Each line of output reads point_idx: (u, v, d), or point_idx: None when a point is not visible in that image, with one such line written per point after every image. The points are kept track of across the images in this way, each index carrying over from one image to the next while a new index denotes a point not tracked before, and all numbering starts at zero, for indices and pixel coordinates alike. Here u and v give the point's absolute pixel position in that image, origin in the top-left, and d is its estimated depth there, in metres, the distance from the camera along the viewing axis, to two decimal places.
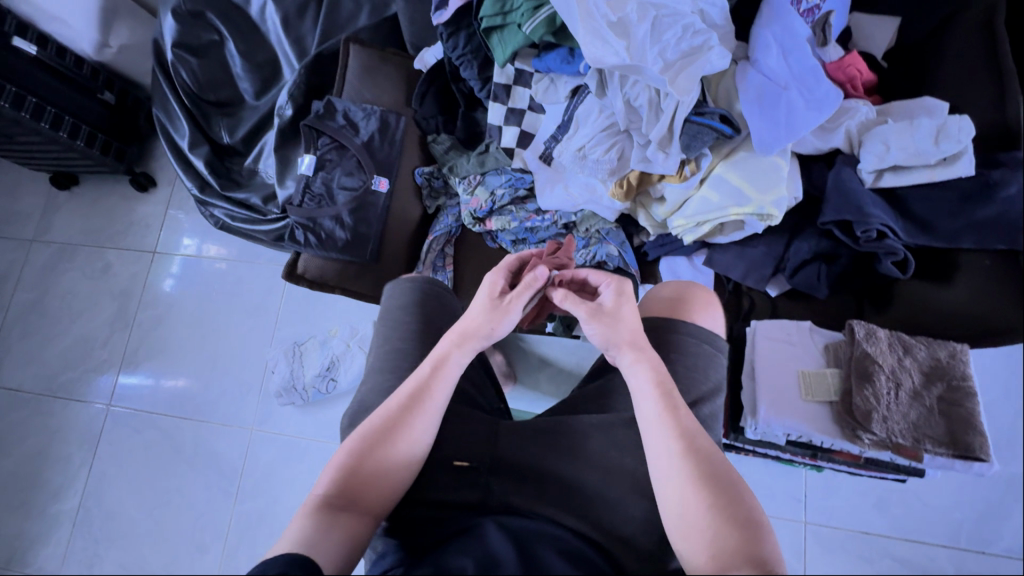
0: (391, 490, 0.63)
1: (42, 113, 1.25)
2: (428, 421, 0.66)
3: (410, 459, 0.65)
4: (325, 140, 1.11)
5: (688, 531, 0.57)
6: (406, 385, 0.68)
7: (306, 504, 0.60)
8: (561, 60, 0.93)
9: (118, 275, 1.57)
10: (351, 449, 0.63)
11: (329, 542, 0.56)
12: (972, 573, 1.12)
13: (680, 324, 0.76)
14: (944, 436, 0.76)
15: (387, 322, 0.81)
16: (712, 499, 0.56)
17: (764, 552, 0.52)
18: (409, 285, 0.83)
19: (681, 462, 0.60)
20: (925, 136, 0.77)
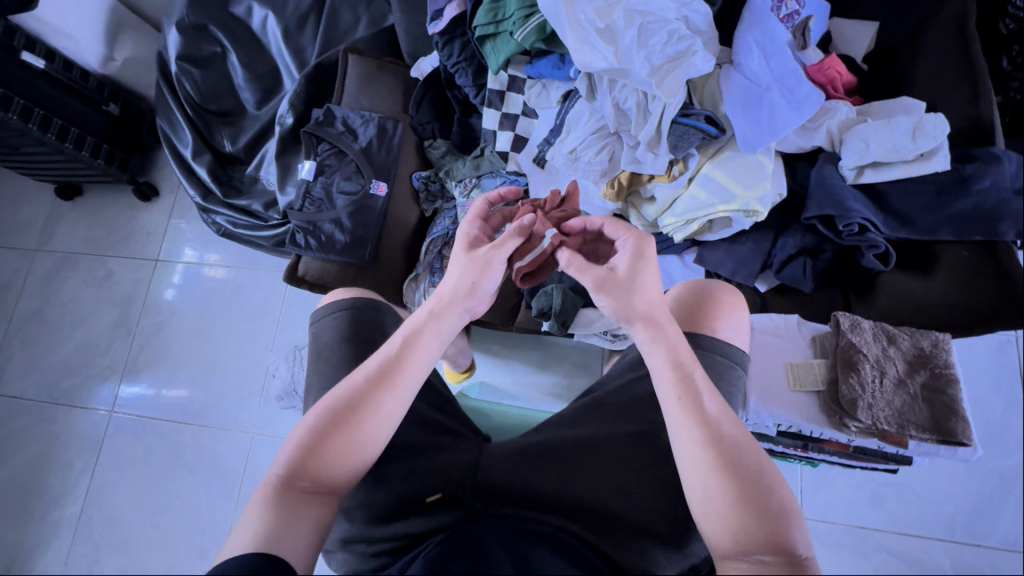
0: (354, 468, 0.64)
1: (51, 126, 1.28)
2: (396, 397, 0.66)
3: (375, 437, 0.65)
4: (325, 147, 1.15)
5: (711, 516, 0.56)
6: (373, 360, 0.68)
7: (265, 485, 0.61)
8: (552, 66, 0.97)
9: (120, 283, 1.59)
10: (312, 428, 0.64)
11: (290, 533, 0.58)
12: (967, 565, 1.13)
13: (703, 337, 0.71)
14: (927, 422, 0.78)
15: (320, 359, 0.80)
16: (737, 486, 0.55)
17: (791, 541, 0.52)
18: (334, 314, 0.83)
19: (706, 448, 0.58)
20: (903, 134, 0.79)
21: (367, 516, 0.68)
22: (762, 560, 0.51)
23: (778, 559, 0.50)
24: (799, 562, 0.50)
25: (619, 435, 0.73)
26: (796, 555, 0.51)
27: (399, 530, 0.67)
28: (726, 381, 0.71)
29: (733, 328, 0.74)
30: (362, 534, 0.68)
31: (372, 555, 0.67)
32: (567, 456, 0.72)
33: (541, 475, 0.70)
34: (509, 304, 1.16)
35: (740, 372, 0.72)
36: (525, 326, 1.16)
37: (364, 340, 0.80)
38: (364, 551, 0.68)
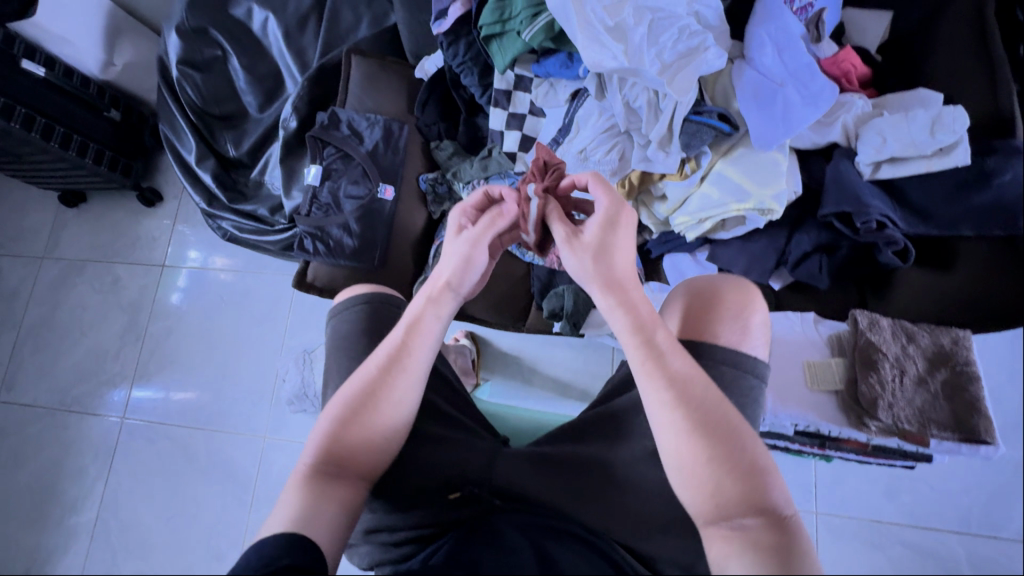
0: (377, 454, 0.66)
1: (53, 134, 1.28)
2: (408, 384, 0.67)
3: (393, 423, 0.66)
4: (330, 151, 1.13)
5: (687, 480, 0.58)
6: (383, 348, 0.68)
7: (295, 474, 0.64)
8: (561, 64, 0.96)
9: (127, 288, 1.59)
10: (333, 418, 0.66)
11: (320, 515, 0.60)
12: (983, 556, 1.13)
13: (705, 347, 0.67)
14: (948, 419, 0.79)
15: (336, 355, 0.79)
16: (715, 451, 0.57)
17: (769, 499, 0.54)
18: (353, 310, 0.81)
19: (676, 414, 0.59)
20: (921, 128, 0.78)
21: (388, 506, 0.71)
22: (745, 524, 0.54)
23: (760, 521, 0.54)
24: (779, 518, 0.54)
25: (635, 440, 0.71)
26: (778, 513, 0.54)
27: (417, 521, 0.70)
28: (738, 393, 0.66)
29: (739, 321, 0.69)
30: (386, 523, 0.71)
31: (395, 545, 0.71)
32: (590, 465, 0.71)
33: (561, 484, 0.70)
34: (519, 305, 1.16)
35: (756, 382, 0.67)
36: (536, 327, 1.15)
37: (377, 337, 0.79)
38: (386, 541, 0.71)
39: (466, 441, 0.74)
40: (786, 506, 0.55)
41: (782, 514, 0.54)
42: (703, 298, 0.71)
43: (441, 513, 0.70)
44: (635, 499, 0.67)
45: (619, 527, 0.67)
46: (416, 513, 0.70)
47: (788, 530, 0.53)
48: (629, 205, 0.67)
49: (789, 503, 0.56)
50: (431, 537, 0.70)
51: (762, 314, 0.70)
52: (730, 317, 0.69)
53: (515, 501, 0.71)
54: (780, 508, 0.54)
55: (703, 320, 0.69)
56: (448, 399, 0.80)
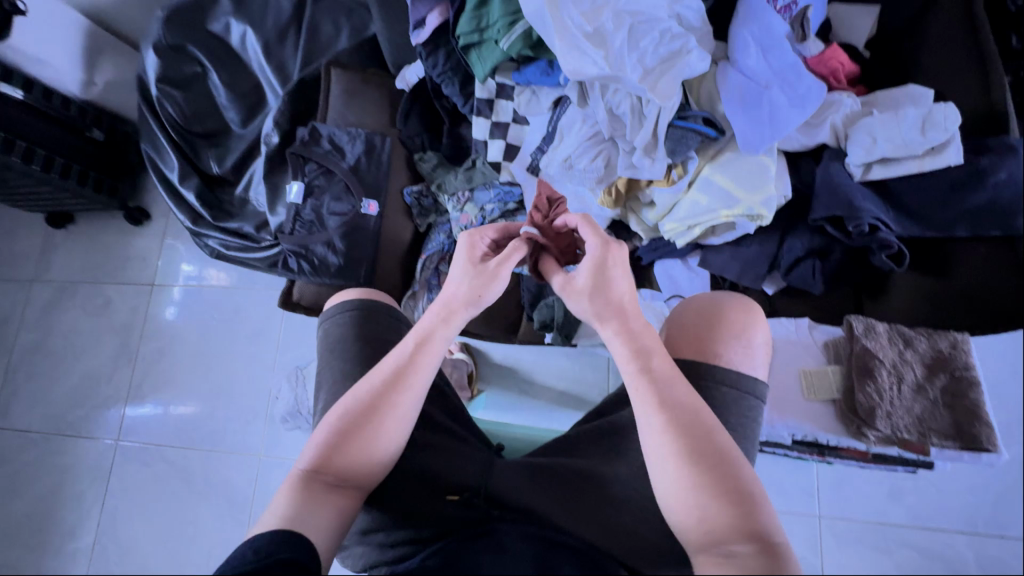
0: (377, 467, 0.64)
1: (34, 156, 1.25)
2: (412, 399, 0.65)
3: (396, 437, 0.64)
4: (312, 167, 1.11)
5: (676, 508, 0.56)
6: (389, 360, 0.66)
7: (290, 476, 0.62)
8: (541, 72, 0.94)
9: (117, 309, 1.56)
10: (334, 425, 0.63)
11: (313, 520, 0.58)
12: (991, 556, 1.11)
13: (704, 368, 0.66)
14: (949, 428, 0.77)
15: (331, 358, 0.78)
16: (702, 476, 0.55)
17: (760, 524, 0.52)
18: (345, 315, 0.79)
19: (665, 439, 0.58)
20: (911, 127, 0.76)
21: (384, 512, 0.68)
22: (735, 552, 0.51)
23: (752, 548, 0.51)
24: (770, 544, 0.51)
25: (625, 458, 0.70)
26: (769, 539, 0.52)
27: (411, 527, 0.68)
28: (736, 414, 0.65)
29: (744, 341, 0.69)
30: (380, 524, 0.68)
31: (390, 547, 0.68)
32: (576, 488, 0.68)
33: (554, 498, 0.68)
34: (510, 317, 1.14)
35: (754, 401, 0.67)
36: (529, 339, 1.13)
37: (374, 344, 0.77)
38: (381, 543, 0.68)
39: (460, 449, 0.73)
40: (777, 533, 0.53)
41: (773, 540, 0.52)
42: (705, 313, 0.71)
43: (440, 516, 0.68)
44: (625, 520, 0.66)
45: (612, 547, 0.65)
46: (411, 522, 0.68)
47: (780, 558, 0.50)
48: (617, 245, 0.67)
49: (780, 530, 0.53)
50: (427, 541, 0.67)
51: (763, 335, 0.70)
52: (731, 336, 0.69)
53: (511, 508, 0.68)
54: (771, 534, 0.52)
55: (703, 341, 0.69)
56: (452, 416, 0.77)
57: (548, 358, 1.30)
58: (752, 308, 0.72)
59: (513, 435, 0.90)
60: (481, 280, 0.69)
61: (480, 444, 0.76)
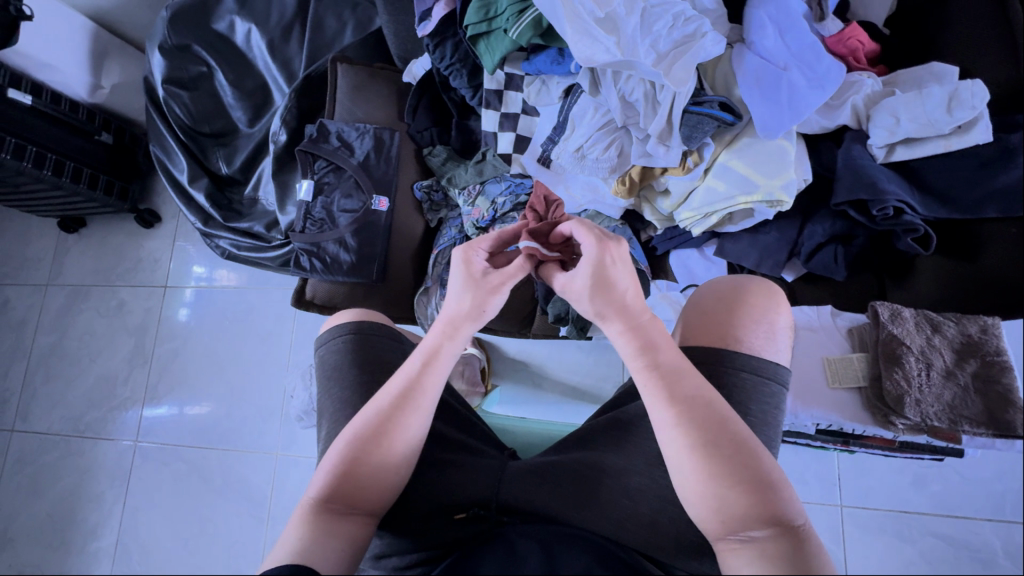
0: (387, 489, 0.63)
1: (45, 162, 1.24)
2: (420, 418, 0.65)
3: (405, 458, 0.64)
4: (322, 164, 1.11)
5: (693, 498, 0.56)
6: (394, 383, 0.66)
7: (300, 507, 0.60)
8: (551, 61, 0.91)
9: (132, 312, 1.57)
10: (342, 451, 0.63)
11: (327, 549, 0.57)
12: (1020, 544, 1.08)
13: (725, 353, 0.65)
14: (981, 415, 0.75)
15: (329, 387, 0.77)
16: (716, 468, 0.54)
17: (780, 509, 0.52)
18: (341, 339, 0.79)
19: (678, 433, 0.57)
20: (937, 105, 0.73)
21: (395, 530, 0.67)
22: (754, 537, 0.51)
23: (771, 531, 0.51)
24: (791, 527, 0.51)
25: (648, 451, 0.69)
26: (790, 523, 0.51)
27: (424, 542, 0.66)
28: (757, 400, 0.64)
29: (767, 326, 0.67)
30: (394, 547, 0.67)
31: (405, 569, 0.66)
32: (589, 481, 0.68)
33: (570, 490, 0.68)
34: (524, 311, 1.13)
35: (775, 387, 0.65)
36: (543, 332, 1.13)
37: (372, 368, 0.76)
38: (397, 565, 0.67)
39: (472, 463, 0.72)
40: (797, 515, 0.53)
41: (793, 523, 0.52)
42: (725, 301, 0.69)
43: (446, 533, 0.67)
44: (649, 512, 0.65)
45: (637, 536, 0.64)
46: (425, 533, 0.67)
47: (801, 539, 0.51)
48: (614, 242, 0.63)
49: (800, 512, 0.53)
50: (439, 558, 0.66)
51: (786, 319, 0.69)
52: (754, 322, 0.67)
53: (525, 513, 0.68)
54: (791, 517, 0.52)
55: (723, 328, 0.67)
56: (454, 424, 0.77)
57: (561, 352, 1.29)
58: (772, 290, 0.70)
59: (531, 429, 0.90)
60: (482, 294, 0.68)
61: (492, 450, 0.76)
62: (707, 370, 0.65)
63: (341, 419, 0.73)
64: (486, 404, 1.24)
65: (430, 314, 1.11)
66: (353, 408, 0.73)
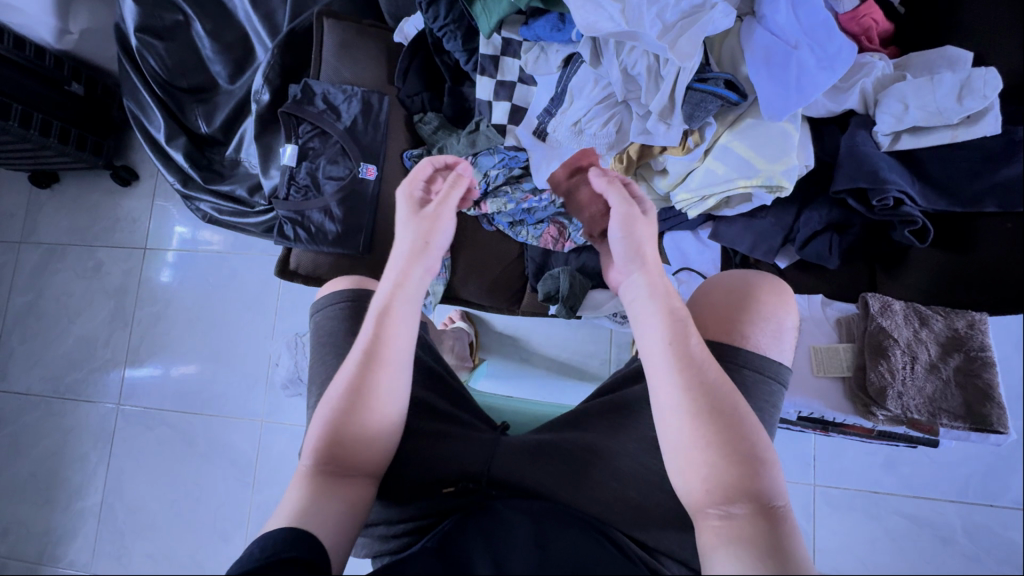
0: (377, 452, 0.63)
1: (11, 113, 1.16)
2: (392, 376, 0.62)
3: (385, 415, 0.62)
4: (306, 128, 1.05)
5: (683, 469, 0.56)
6: (358, 343, 0.63)
7: (300, 471, 0.61)
8: (551, 27, 0.87)
9: (111, 273, 1.52)
10: (326, 419, 0.61)
11: (325, 514, 0.57)
12: (979, 524, 1.14)
13: (728, 349, 0.65)
14: (959, 409, 0.77)
15: (322, 353, 0.75)
16: (715, 437, 0.54)
17: (764, 488, 0.52)
18: (338, 306, 0.77)
19: (684, 400, 0.56)
20: (948, 92, 0.71)
21: (386, 499, 0.68)
22: (733, 512, 0.52)
23: (749, 508, 0.51)
24: (770, 506, 0.52)
25: (632, 436, 0.69)
26: (769, 502, 0.52)
27: (415, 510, 0.68)
28: (756, 397, 0.64)
29: (774, 324, 0.67)
30: (383, 517, 0.69)
31: (393, 538, 0.69)
32: (582, 464, 0.68)
33: (559, 470, 0.68)
34: (514, 288, 1.10)
35: (775, 386, 0.65)
36: (533, 310, 1.11)
37: None
38: (383, 534, 0.69)
39: (467, 435, 0.72)
40: (779, 496, 0.53)
41: (773, 503, 0.52)
42: (738, 294, 0.68)
43: (434, 505, 0.68)
44: (633, 489, 0.66)
45: (620, 517, 0.66)
46: (415, 502, 0.68)
47: (778, 519, 0.51)
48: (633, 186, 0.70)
49: (783, 493, 0.54)
50: (426, 529, 0.68)
51: (793, 319, 0.68)
52: (761, 320, 0.67)
53: (513, 488, 0.68)
54: (772, 496, 0.52)
55: (732, 322, 0.67)
56: (447, 395, 0.77)
57: (545, 331, 1.28)
58: (783, 289, 0.70)
59: (515, 407, 0.90)
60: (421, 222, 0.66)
61: (484, 424, 0.76)
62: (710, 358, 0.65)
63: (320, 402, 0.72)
64: (474, 378, 1.22)
65: None
66: None
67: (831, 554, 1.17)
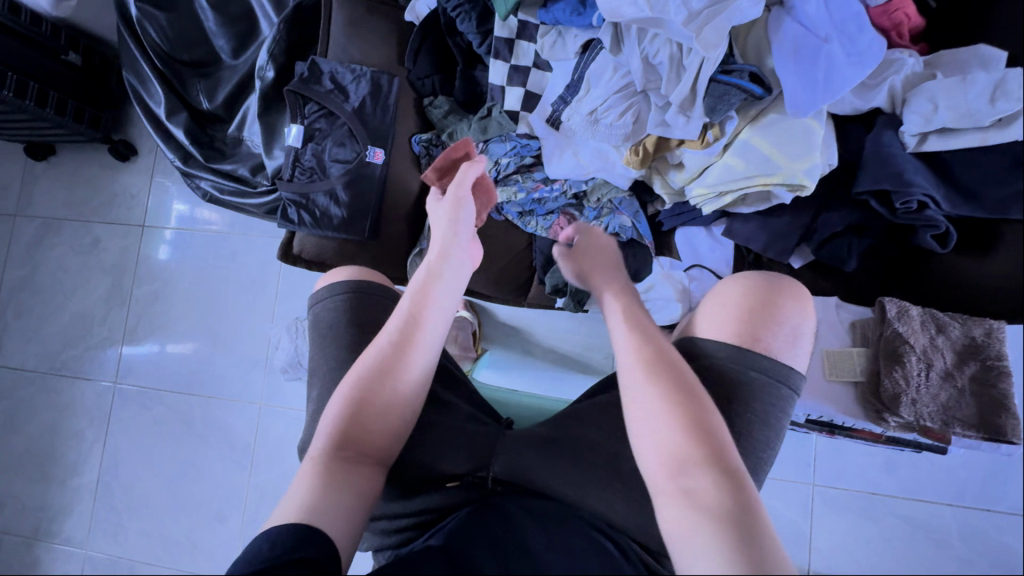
0: (395, 432, 0.63)
1: (5, 81, 1.12)
2: (423, 356, 0.65)
3: (411, 395, 0.64)
4: (313, 107, 1.02)
5: (645, 445, 0.57)
6: (392, 322, 0.65)
7: (311, 458, 0.59)
8: (571, 11, 0.84)
9: (108, 249, 1.49)
10: (348, 397, 0.62)
11: (336, 503, 0.56)
12: (975, 528, 1.14)
13: (743, 353, 0.63)
14: (973, 418, 0.76)
15: (324, 345, 0.74)
16: (673, 411, 0.56)
17: (722, 464, 0.53)
18: (339, 298, 0.75)
19: (642, 376, 0.59)
20: (979, 94, 0.68)
21: (390, 493, 0.67)
22: (689, 487, 0.52)
23: (705, 482, 0.51)
24: (729, 483, 0.51)
25: None
26: (727, 480, 0.52)
27: (419, 506, 0.67)
28: (763, 400, 0.63)
29: (789, 328, 0.65)
30: (386, 512, 0.68)
31: (394, 532, 0.68)
32: (589, 464, 0.67)
33: (565, 468, 0.67)
34: (520, 280, 1.08)
35: (785, 391, 0.64)
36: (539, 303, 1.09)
37: (369, 330, 0.74)
38: (385, 528, 0.68)
39: (470, 430, 0.70)
40: (738, 474, 0.53)
41: (732, 480, 0.52)
42: (754, 299, 0.67)
43: (438, 500, 0.67)
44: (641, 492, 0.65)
45: (625, 518, 0.65)
46: (417, 498, 0.67)
47: (738, 495, 0.51)
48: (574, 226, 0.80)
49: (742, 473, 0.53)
50: (430, 524, 0.67)
51: (809, 325, 0.67)
52: (774, 323, 0.65)
53: (522, 485, 0.68)
54: (731, 473, 0.52)
55: (740, 322, 0.66)
56: (452, 388, 0.75)
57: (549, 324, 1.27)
58: (799, 293, 0.68)
59: (520, 400, 0.89)
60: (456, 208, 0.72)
61: (489, 417, 0.74)
62: (721, 363, 0.64)
63: (323, 391, 0.71)
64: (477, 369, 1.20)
65: None
66: (334, 380, 0.71)
67: (826, 553, 1.18)
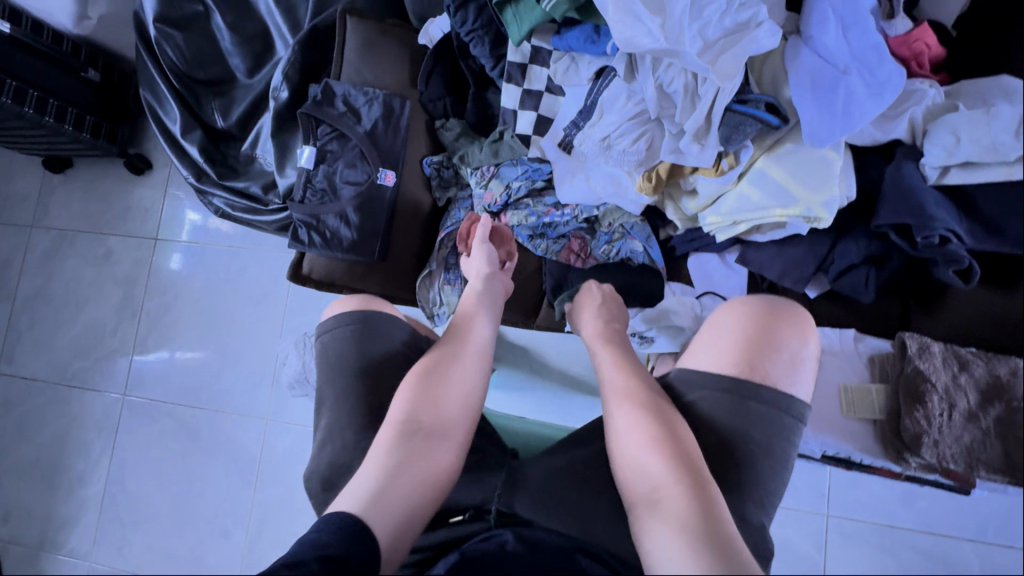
0: (451, 432, 0.65)
1: (25, 98, 1.15)
2: (474, 360, 0.72)
3: (465, 395, 0.68)
4: (325, 129, 1.02)
5: (625, 464, 0.61)
6: (442, 339, 0.74)
7: (366, 468, 0.61)
8: (585, 38, 0.84)
9: (121, 262, 1.50)
10: (407, 400, 0.66)
11: (387, 510, 0.57)
12: (997, 564, 1.10)
13: (751, 386, 0.64)
14: (999, 462, 0.72)
15: (332, 374, 0.73)
16: (647, 428, 0.61)
17: (691, 478, 0.56)
18: (346, 327, 0.75)
19: (622, 400, 0.65)
20: (1005, 127, 0.67)
21: None
22: (657, 498, 0.56)
23: (673, 494, 0.55)
24: (696, 497, 0.55)
25: None
26: (693, 492, 0.55)
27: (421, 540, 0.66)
28: (765, 429, 0.63)
29: (788, 355, 0.66)
30: None
31: None
32: (600, 503, 0.65)
33: (575, 507, 0.65)
34: (529, 303, 1.05)
35: (790, 421, 0.64)
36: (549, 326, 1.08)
37: (376, 360, 0.73)
38: None
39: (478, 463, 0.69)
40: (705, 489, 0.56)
41: (700, 493, 0.55)
42: (754, 324, 0.67)
43: (442, 533, 0.67)
44: None
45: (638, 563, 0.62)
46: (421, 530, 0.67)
47: (705, 507, 0.53)
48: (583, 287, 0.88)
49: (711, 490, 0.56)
50: (430, 561, 0.65)
51: (812, 351, 0.67)
52: (774, 351, 0.65)
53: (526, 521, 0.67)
54: (700, 487, 0.55)
55: (744, 351, 0.66)
56: None
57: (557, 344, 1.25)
58: (799, 321, 0.68)
59: (529, 428, 0.88)
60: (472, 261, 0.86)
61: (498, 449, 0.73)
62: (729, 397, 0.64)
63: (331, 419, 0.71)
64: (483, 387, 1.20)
65: (433, 299, 1.07)
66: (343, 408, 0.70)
67: None
